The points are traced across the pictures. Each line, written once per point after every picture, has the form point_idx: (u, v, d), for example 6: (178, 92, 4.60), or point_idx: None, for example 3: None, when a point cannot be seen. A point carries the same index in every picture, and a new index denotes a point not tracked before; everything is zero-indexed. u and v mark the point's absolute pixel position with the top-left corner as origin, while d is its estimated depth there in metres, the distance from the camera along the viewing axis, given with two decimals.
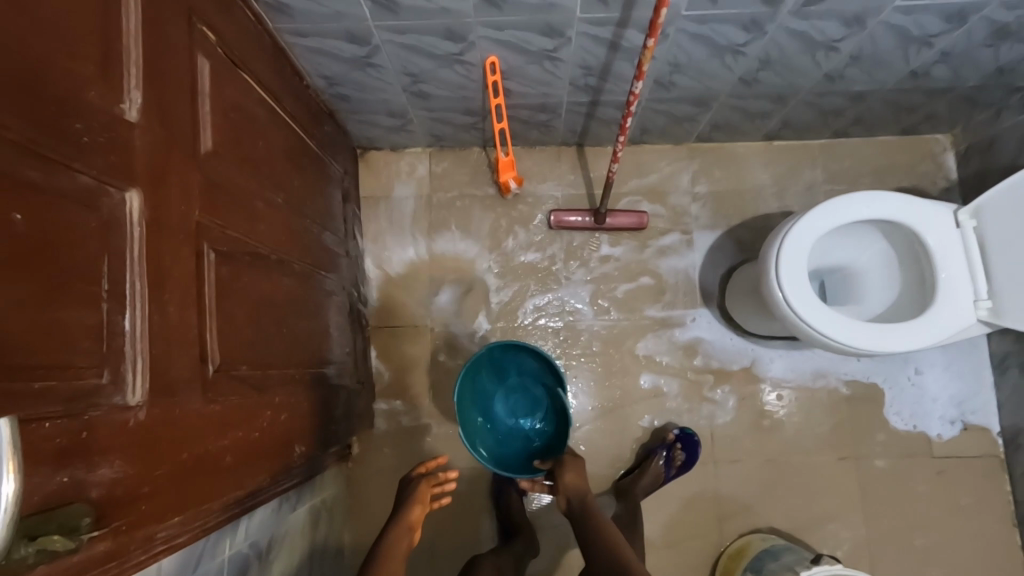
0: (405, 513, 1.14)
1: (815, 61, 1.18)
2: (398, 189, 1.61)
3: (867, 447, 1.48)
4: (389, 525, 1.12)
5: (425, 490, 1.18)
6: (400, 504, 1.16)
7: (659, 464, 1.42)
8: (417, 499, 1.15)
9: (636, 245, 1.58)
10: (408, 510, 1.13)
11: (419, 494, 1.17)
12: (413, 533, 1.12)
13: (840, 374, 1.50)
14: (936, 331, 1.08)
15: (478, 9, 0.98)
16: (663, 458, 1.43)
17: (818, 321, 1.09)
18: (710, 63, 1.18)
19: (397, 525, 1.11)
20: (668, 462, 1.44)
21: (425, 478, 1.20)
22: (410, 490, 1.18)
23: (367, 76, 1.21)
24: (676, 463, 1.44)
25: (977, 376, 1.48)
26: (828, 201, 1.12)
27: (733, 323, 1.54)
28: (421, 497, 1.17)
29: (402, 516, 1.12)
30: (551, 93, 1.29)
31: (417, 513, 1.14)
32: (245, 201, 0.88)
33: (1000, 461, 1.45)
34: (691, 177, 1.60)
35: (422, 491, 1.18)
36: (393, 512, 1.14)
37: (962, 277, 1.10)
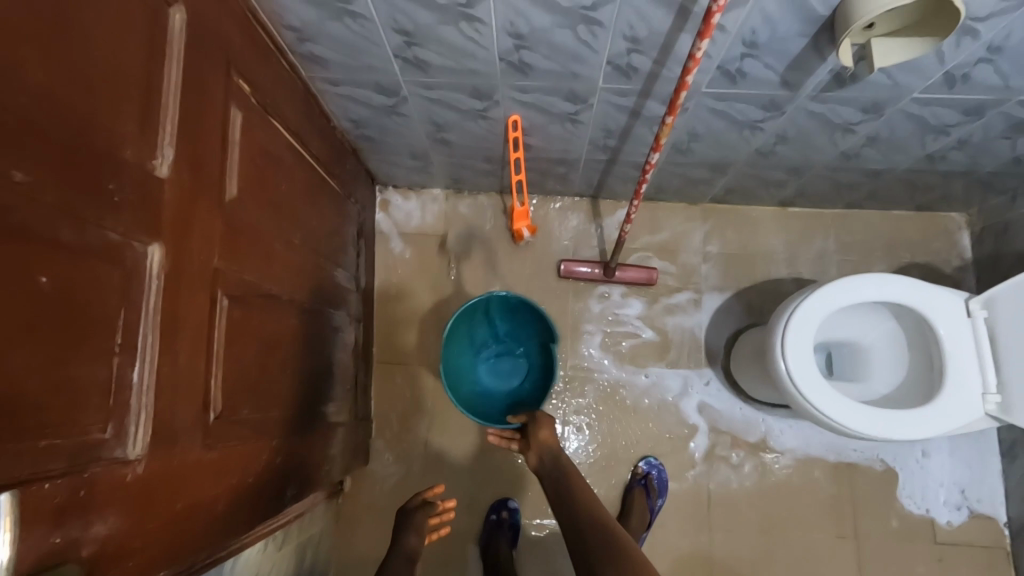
0: (404, 542, 1.20)
1: (832, 140, 1.20)
2: (414, 227, 1.63)
3: (867, 527, 1.44)
4: (390, 555, 1.18)
5: (423, 520, 1.24)
6: (398, 536, 1.22)
7: (640, 496, 1.43)
8: (415, 527, 1.22)
9: (644, 300, 1.58)
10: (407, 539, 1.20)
11: (415, 523, 1.23)
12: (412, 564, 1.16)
13: (847, 451, 1.48)
14: (942, 422, 1.07)
15: (505, 73, 1.02)
16: (640, 488, 1.45)
17: (822, 399, 1.07)
18: (729, 135, 1.20)
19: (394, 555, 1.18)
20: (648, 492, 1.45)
21: (423, 508, 1.26)
22: (407, 521, 1.24)
23: (393, 122, 1.24)
24: (656, 492, 1.45)
25: (984, 463, 1.45)
26: (838, 279, 1.12)
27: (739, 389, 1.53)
28: (419, 526, 1.23)
29: (398, 547, 1.19)
30: (569, 150, 1.32)
31: (416, 543, 1.20)
32: (263, 244, 0.90)
33: (1005, 553, 1.40)
34: (704, 236, 1.61)
35: (417, 520, 1.24)
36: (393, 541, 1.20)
37: (971, 368, 1.08)
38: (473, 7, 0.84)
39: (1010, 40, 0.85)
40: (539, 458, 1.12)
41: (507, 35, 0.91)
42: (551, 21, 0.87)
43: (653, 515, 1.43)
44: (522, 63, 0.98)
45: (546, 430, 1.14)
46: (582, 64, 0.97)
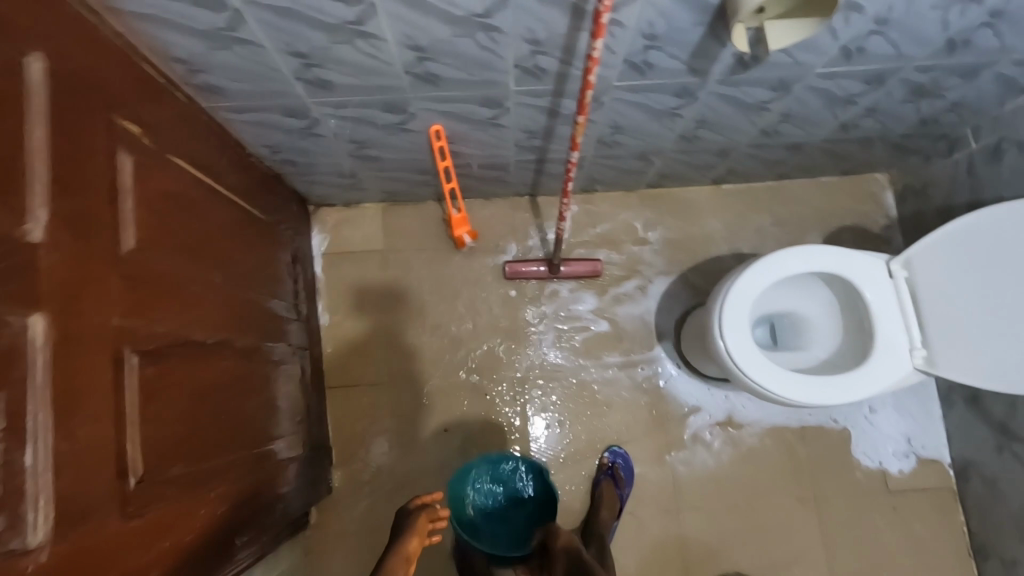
0: (401, 543, 1.13)
1: (749, 120, 1.22)
2: (354, 246, 1.59)
3: (824, 487, 1.50)
4: (386, 556, 1.12)
5: (421, 522, 1.18)
6: (396, 537, 1.16)
7: (609, 488, 1.44)
8: (414, 529, 1.15)
9: (593, 293, 1.59)
10: (404, 541, 1.13)
11: (415, 526, 1.16)
12: (407, 565, 1.09)
13: (800, 416, 1.53)
14: (874, 384, 1.11)
15: (414, 86, 0.99)
16: (608, 481, 1.46)
17: (761, 376, 1.10)
18: (650, 125, 1.21)
19: (395, 555, 1.10)
20: (616, 483, 1.46)
21: (422, 510, 1.21)
22: (406, 523, 1.18)
23: (311, 144, 1.20)
24: (624, 482, 1.47)
25: (926, 411, 1.52)
26: (768, 255, 1.15)
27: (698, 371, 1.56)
28: (418, 528, 1.17)
29: (398, 548, 1.12)
30: (497, 154, 1.31)
31: (414, 545, 1.14)
32: (177, 291, 0.86)
33: (952, 492, 1.48)
34: (644, 224, 1.63)
35: (418, 522, 1.17)
36: (389, 542, 1.14)
37: (898, 327, 1.13)
38: (365, 23, 0.82)
39: (895, 12, 0.88)
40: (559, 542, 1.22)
41: (407, 48, 0.89)
42: (449, 32, 0.85)
43: (622, 505, 1.44)
44: (428, 74, 0.96)
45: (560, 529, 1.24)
46: (490, 70, 0.96)
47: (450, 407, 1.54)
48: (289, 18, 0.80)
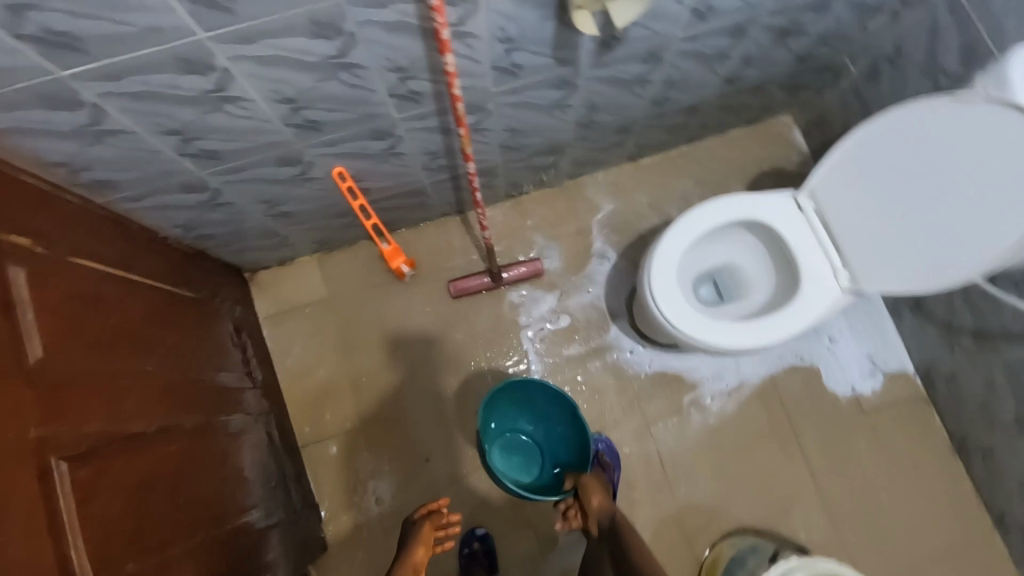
0: (408, 554, 1.15)
1: (637, 94, 1.26)
2: (298, 301, 1.60)
3: (802, 423, 1.53)
4: (394, 566, 1.14)
5: (427, 531, 1.18)
6: (403, 545, 1.18)
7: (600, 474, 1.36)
8: (420, 541, 1.15)
9: (542, 291, 1.62)
10: (410, 554, 1.14)
11: (421, 534, 1.17)
12: None
13: (765, 361, 1.56)
14: (808, 314, 1.15)
15: (300, 135, 1.01)
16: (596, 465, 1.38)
17: (703, 333, 1.14)
18: (544, 120, 1.25)
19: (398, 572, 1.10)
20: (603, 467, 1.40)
21: (427, 520, 1.19)
22: (413, 531, 1.19)
23: (222, 214, 1.21)
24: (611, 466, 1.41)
25: (881, 328, 1.55)
26: (680, 217, 1.19)
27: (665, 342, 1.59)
28: (423, 538, 1.17)
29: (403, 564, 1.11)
30: (409, 182, 1.33)
31: (420, 555, 1.15)
32: (103, 387, 0.86)
33: (924, 399, 1.51)
34: (574, 214, 1.66)
35: (424, 530, 1.18)
36: (396, 553, 1.15)
37: (818, 255, 1.17)
38: (227, 89, 0.84)
39: None
40: (600, 523, 1.15)
41: (279, 102, 0.91)
42: (311, 79, 0.87)
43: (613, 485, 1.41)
44: (309, 121, 0.98)
45: (598, 496, 1.17)
46: (367, 104, 0.98)
47: (429, 437, 1.53)
48: (150, 100, 0.81)
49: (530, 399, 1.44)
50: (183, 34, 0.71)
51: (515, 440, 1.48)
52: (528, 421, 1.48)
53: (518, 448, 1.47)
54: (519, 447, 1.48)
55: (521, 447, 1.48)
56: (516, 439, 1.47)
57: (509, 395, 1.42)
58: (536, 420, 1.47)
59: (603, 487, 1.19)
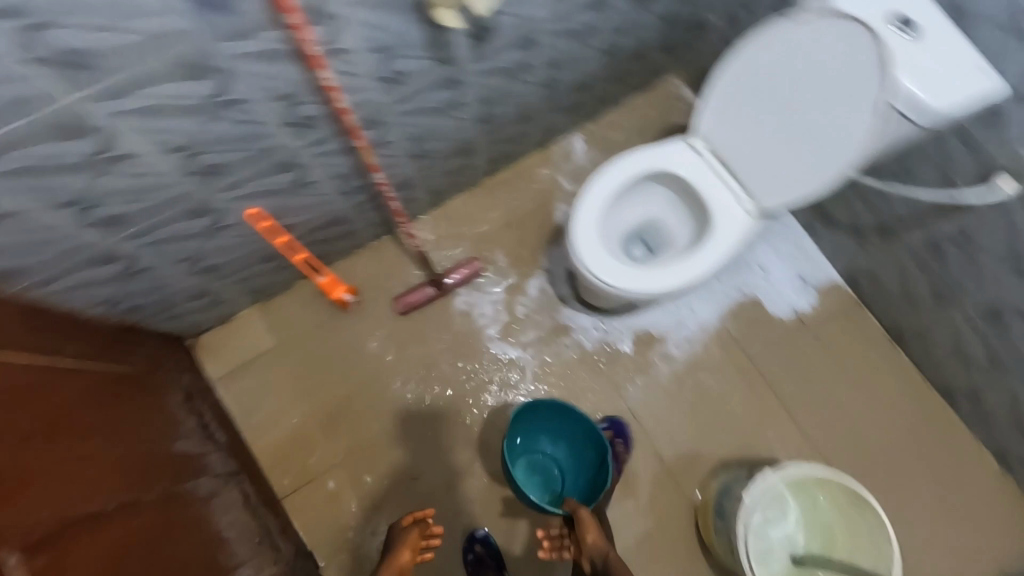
0: (394, 556, 1.17)
1: (524, 81, 1.33)
2: (246, 355, 1.56)
3: (754, 351, 1.61)
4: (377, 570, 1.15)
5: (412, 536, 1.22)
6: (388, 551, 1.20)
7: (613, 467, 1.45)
8: (406, 544, 1.19)
9: (487, 288, 1.65)
10: (396, 555, 1.16)
11: (406, 539, 1.21)
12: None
13: (709, 302, 1.64)
14: (725, 244, 1.23)
15: (202, 183, 1.02)
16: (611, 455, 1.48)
17: (635, 285, 1.21)
18: (443, 122, 1.30)
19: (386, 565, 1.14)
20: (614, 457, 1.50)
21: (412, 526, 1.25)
22: (399, 536, 1.23)
23: (145, 281, 1.19)
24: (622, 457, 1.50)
25: (803, 247, 1.66)
26: (589, 183, 1.27)
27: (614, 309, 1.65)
28: (409, 542, 1.21)
29: (390, 559, 1.15)
30: (329, 210, 1.34)
31: (405, 558, 1.17)
32: (51, 473, 0.82)
33: (855, 301, 1.62)
34: (500, 208, 1.71)
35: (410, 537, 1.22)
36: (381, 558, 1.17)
37: (721, 189, 1.26)
38: (112, 147, 0.84)
39: None
40: (592, 561, 1.14)
41: (170, 152, 0.92)
42: (196, 123, 0.89)
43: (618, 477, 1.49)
44: (208, 167, 0.99)
45: (592, 533, 1.17)
46: (262, 138, 1.00)
47: (410, 457, 1.52)
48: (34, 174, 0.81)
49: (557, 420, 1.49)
50: (51, 100, 0.72)
51: (540, 461, 1.52)
52: (550, 442, 1.53)
53: (539, 468, 1.52)
54: (539, 468, 1.52)
55: (544, 469, 1.52)
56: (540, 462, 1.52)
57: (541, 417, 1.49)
58: (558, 441, 1.52)
59: (598, 527, 1.18)
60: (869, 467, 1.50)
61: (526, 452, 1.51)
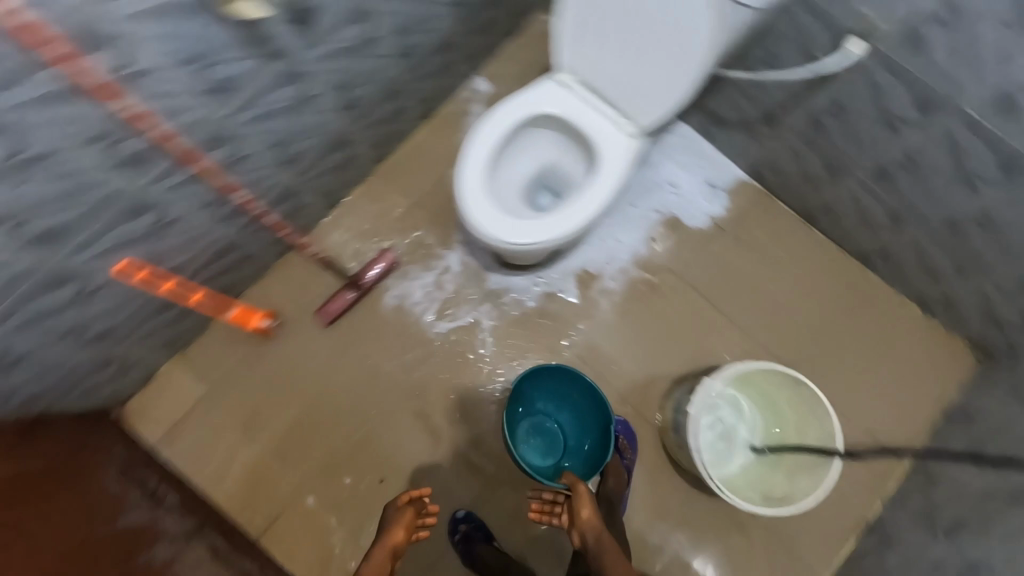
0: (385, 538, 1.20)
1: (376, 55, 1.26)
2: (178, 410, 1.48)
3: (681, 266, 1.63)
4: (368, 553, 1.19)
5: (405, 516, 1.24)
6: (381, 531, 1.23)
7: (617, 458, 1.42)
8: (397, 525, 1.21)
9: (408, 276, 1.62)
10: (386, 538, 1.19)
11: (398, 520, 1.23)
12: (389, 560, 1.17)
13: (628, 230, 1.65)
14: (613, 173, 1.22)
15: (47, 251, 0.94)
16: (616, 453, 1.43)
17: (534, 237, 1.20)
18: (303, 119, 1.22)
19: (376, 546, 1.18)
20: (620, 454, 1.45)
21: (406, 506, 1.27)
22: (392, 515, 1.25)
23: (31, 369, 1.10)
24: (628, 450, 1.47)
25: (704, 153, 1.67)
26: (464, 147, 1.23)
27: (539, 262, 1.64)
28: (401, 522, 1.23)
29: (382, 541, 1.19)
30: (213, 241, 1.26)
31: (397, 540, 1.20)
32: None
33: (763, 193, 1.64)
34: (400, 192, 1.65)
35: (403, 516, 1.24)
36: (373, 540, 1.21)
37: (599, 118, 1.24)
38: None
39: None
40: (583, 536, 1.18)
41: None
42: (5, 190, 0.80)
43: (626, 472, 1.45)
44: (45, 233, 0.91)
45: (587, 510, 1.19)
46: (95, 187, 0.92)
47: (376, 462, 1.50)
48: None
49: (563, 390, 1.50)
50: None
51: (543, 426, 1.53)
52: (554, 412, 1.53)
53: (541, 437, 1.52)
54: (541, 435, 1.52)
55: (547, 435, 1.53)
56: (542, 428, 1.52)
57: (546, 383, 1.50)
58: (562, 411, 1.53)
59: (593, 501, 1.20)
60: (809, 345, 1.56)
61: (529, 419, 1.52)
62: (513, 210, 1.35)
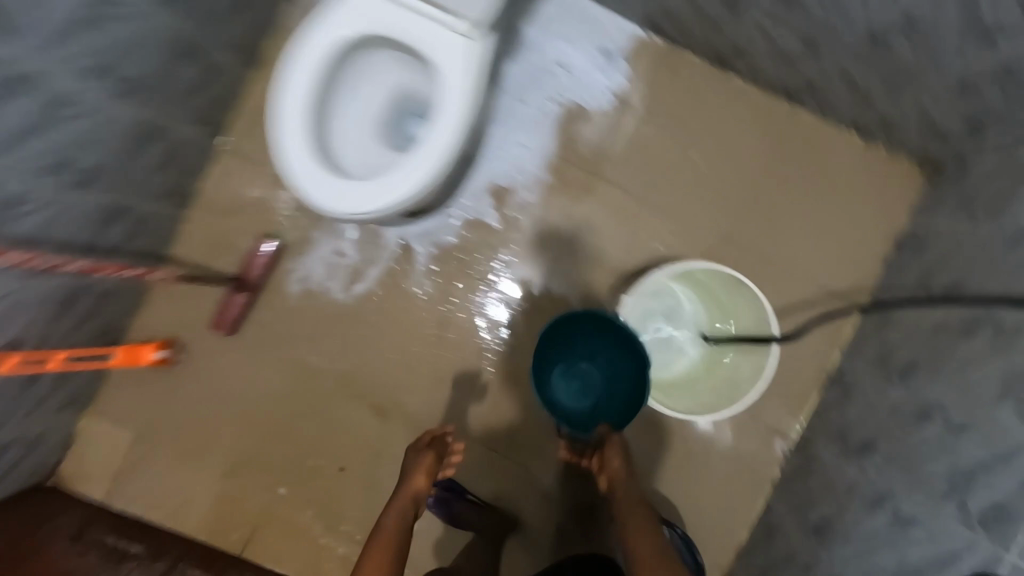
0: (409, 483, 1.10)
1: (127, 14, 0.99)
2: (115, 460, 1.41)
3: (594, 157, 1.45)
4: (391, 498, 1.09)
5: (429, 460, 1.14)
6: (403, 475, 1.13)
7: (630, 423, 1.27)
8: (423, 468, 1.12)
9: (300, 257, 1.46)
10: (411, 483, 1.10)
11: (422, 464, 1.14)
12: (413, 504, 1.07)
13: (528, 131, 1.46)
14: (455, 87, 1.01)
15: None
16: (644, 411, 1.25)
17: (390, 196, 1.01)
18: (73, 122, 0.99)
19: (399, 492, 1.08)
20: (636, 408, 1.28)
21: (432, 449, 1.17)
22: (416, 456, 1.16)
23: None
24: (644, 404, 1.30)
25: (590, 15, 1.43)
26: (272, 122, 1.01)
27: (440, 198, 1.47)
28: (427, 467, 1.14)
29: (404, 484, 1.10)
30: (46, 290, 1.08)
31: (421, 484, 1.11)
32: None
33: (665, 45, 1.43)
34: (259, 163, 1.44)
35: (428, 459, 1.14)
36: (397, 483, 1.11)
37: (419, 23, 1.00)
38: None
39: None
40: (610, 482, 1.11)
41: None
42: None
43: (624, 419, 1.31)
44: None
45: (615, 462, 1.12)
46: None
47: (331, 452, 1.43)
48: None
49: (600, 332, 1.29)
50: None
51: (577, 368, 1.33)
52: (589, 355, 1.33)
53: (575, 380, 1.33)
54: (576, 377, 1.33)
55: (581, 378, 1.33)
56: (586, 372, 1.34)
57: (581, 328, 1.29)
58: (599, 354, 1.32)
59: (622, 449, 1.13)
60: (750, 207, 1.42)
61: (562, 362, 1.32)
62: (369, 165, 1.15)
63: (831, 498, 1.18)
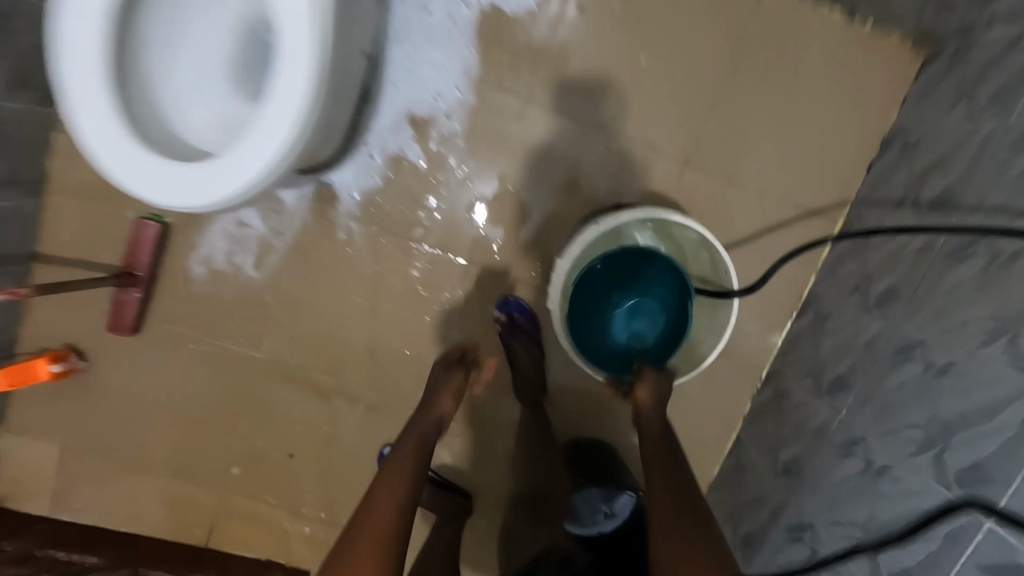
0: (433, 404, 1.00)
1: None
2: (46, 470, 1.32)
3: (519, 69, 1.20)
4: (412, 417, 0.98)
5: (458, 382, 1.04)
6: (426, 394, 1.03)
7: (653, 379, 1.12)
8: (453, 389, 1.01)
9: (197, 233, 1.27)
10: (437, 403, 0.99)
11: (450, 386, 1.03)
12: (435, 427, 0.96)
13: (442, 44, 1.21)
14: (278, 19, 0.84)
15: None
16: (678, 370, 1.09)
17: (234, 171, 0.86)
18: None
19: (421, 414, 0.97)
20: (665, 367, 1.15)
21: (461, 372, 1.06)
22: (444, 374, 1.05)
23: None
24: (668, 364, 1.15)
25: None
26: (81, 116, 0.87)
27: (346, 144, 1.25)
28: (455, 389, 1.03)
29: (427, 406, 0.99)
30: None
31: (447, 407, 1.00)
32: None
33: None
34: None
35: (458, 381, 1.04)
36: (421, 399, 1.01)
37: None
38: None
39: None
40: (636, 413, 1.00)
41: None
42: None
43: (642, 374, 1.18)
44: None
45: (644, 389, 1.00)
46: None
47: (276, 437, 1.34)
48: None
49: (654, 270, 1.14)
50: None
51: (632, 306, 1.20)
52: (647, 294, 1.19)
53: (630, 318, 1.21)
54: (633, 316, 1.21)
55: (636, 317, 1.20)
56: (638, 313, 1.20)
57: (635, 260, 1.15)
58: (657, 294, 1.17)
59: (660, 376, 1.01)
60: (709, 112, 1.20)
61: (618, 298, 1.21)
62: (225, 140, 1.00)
63: (801, 439, 1.11)
